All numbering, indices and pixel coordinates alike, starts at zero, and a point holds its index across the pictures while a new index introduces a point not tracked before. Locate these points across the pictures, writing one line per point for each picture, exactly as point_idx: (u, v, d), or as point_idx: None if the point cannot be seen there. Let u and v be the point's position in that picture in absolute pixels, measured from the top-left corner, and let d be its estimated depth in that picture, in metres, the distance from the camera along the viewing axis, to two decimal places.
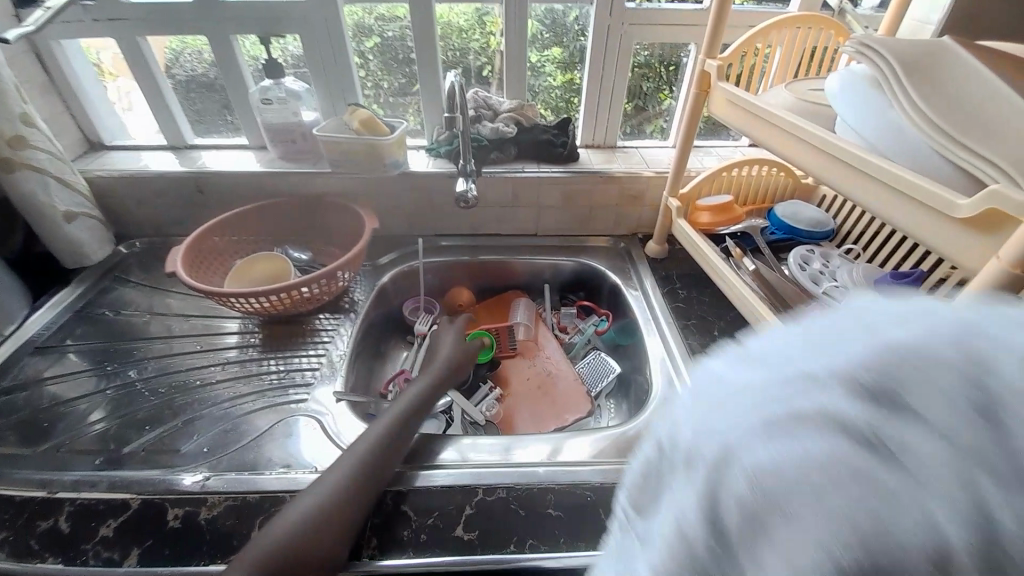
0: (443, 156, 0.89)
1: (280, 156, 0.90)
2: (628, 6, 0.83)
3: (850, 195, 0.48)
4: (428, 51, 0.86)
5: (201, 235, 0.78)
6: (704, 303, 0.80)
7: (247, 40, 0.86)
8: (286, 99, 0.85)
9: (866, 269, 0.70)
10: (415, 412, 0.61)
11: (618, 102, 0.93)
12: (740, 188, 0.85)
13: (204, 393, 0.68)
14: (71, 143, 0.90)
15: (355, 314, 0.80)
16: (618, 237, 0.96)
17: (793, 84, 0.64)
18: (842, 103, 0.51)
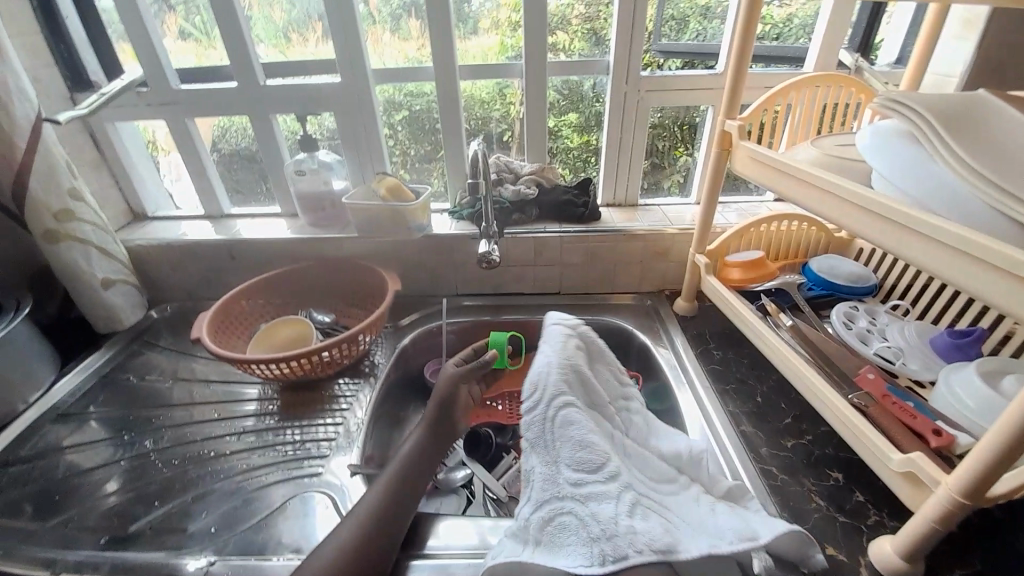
0: (465, 218, 0.91)
1: (308, 222, 0.93)
2: (643, 74, 0.86)
3: (896, 253, 0.45)
4: (452, 121, 0.90)
5: (228, 300, 0.79)
6: (741, 365, 0.74)
7: (285, 118, 0.93)
8: (317, 169, 0.88)
9: (919, 326, 0.65)
10: (416, 463, 0.58)
11: (636, 162, 0.95)
12: (770, 244, 0.82)
13: (218, 465, 0.65)
14: (116, 215, 0.96)
15: (374, 379, 0.78)
16: (644, 294, 0.93)
17: (818, 141, 0.63)
18: (877, 159, 0.49)
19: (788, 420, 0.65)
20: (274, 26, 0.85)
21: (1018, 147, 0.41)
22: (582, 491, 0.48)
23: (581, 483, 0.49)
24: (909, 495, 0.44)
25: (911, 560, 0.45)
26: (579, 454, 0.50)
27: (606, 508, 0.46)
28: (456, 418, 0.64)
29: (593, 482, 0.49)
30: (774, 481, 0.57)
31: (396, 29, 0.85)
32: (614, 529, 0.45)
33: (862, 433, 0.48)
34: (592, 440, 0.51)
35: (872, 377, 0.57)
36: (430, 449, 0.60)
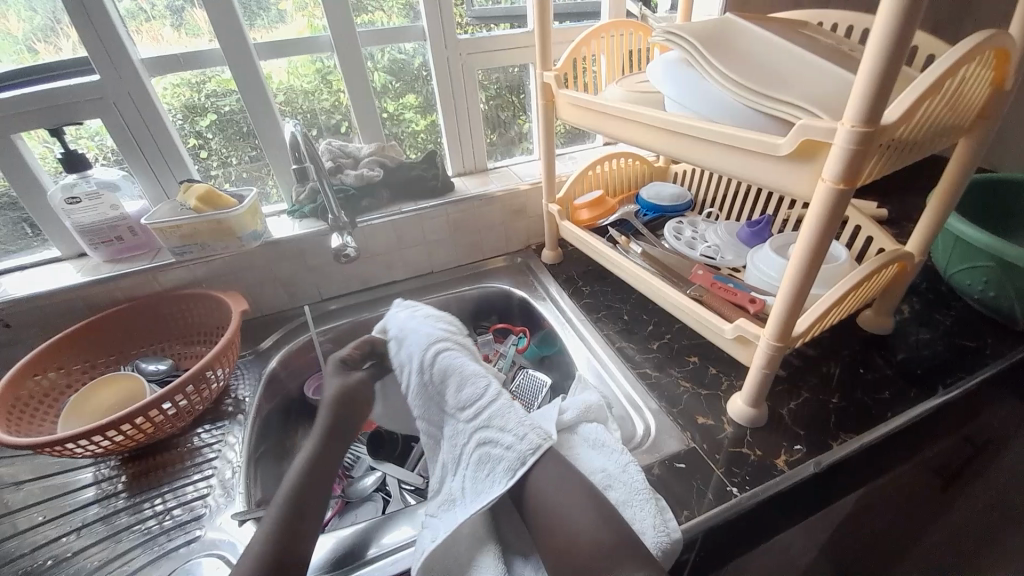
0: (309, 215, 0.82)
1: (106, 259, 0.76)
2: (460, 38, 0.86)
3: (694, 161, 0.52)
4: (265, 112, 0.80)
5: (10, 379, 0.62)
6: (607, 294, 0.82)
7: (34, 136, 0.73)
8: (98, 192, 0.71)
9: (728, 225, 0.78)
10: (311, 473, 0.53)
11: (476, 128, 0.95)
12: (608, 182, 0.90)
13: (62, 571, 0.52)
14: None
15: (244, 416, 0.68)
16: (513, 254, 0.96)
17: (623, 81, 0.69)
18: (666, 82, 0.56)
19: (652, 328, 0.73)
20: (10, 35, 0.67)
21: (760, 57, 0.50)
22: (485, 415, 0.51)
23: (482, 412, 0.51)
24: (744, 355, 0.53)
25: (755, 404, 0.55)
26: (466, 387, 0.53)
27: (506, 419, 0.50)
28: (354, 412, 0.61)
29: (479, 406, 0.52)
30: (649, 379, 0.64)
31: (179, 22, 0.72)
32: (520, 433, 0.49)
33: (702, 318, 0.56)
34: (470, 368, 0.54)
35: (702, 273, 0.66)
36: (329, 454, 0.56)
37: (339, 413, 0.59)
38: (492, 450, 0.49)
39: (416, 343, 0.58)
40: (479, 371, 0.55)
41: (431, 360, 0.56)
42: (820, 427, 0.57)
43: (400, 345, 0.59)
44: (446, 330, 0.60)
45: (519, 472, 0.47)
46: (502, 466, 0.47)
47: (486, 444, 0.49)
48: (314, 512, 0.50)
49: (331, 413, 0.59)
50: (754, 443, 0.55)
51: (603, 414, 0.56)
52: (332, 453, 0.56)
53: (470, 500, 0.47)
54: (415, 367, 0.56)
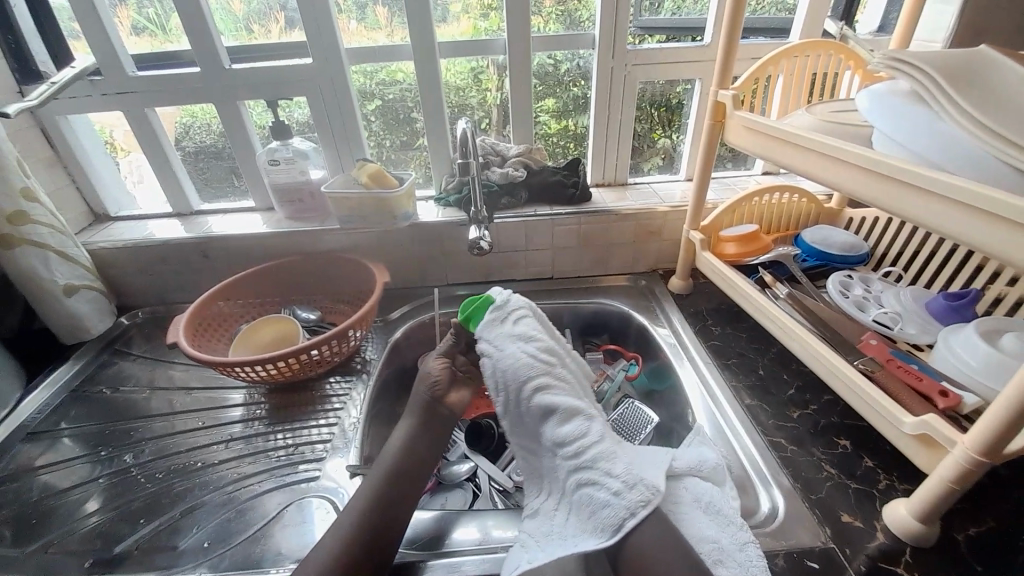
0: (452, 205, 0.88)
1: (285, 216, 0.89)
2: (630, 48, 0.84)
3: (901, 213, 0.45)
4: (435, 102, 0.86)
5: (204, 302, 0.75)
6: (741, 341, 0.74)
7: (255, 105, 0.87)
8: (293, 158, 0.83)
9: (914, 291, 0.66)
10: (403, 454, 0.54)
11: (624, 140, 0.92)
12: (764, 218, 0.81)
13: (208, 475, 0.62)
14: (76, 217, 0.89)
15: (368, 376, 0.75)
16: (638, 275, 0.92)
17: (817, 108, 0.62)
18: (883, 121, 0.49)
19: (792, 390, 0.65)
20: (235, 16, 0.80)
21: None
22: (587, 454, 0.47)
23: (582, 451, 0.47)
24: (924, 455, 0.44)
25: (928, 520, 0.45)
26: (562, 424, 0.50)
27: (612, 463, 0.46)
28: (450, 396, 0.59)
29: (578, 445, 0.48)
30: (783, 452, 0.57)
31: (363, 16, 0.81)
32: (628, 481, 0.44)
33: (873, 398, 0.48)
34: (567, 404, 0.50)
35: (875, 344, 0.58)
36: (420, 436, 0.56)
37: (437, 396, 0.58)
38: (596, 494, 0.45)
39: (511, 366, 0.53)
40: (579, 407, 0.51)
41: (529, 394, 0.52)
42: (1007, 569, 0.45)
43: (499, 355, 0.54)
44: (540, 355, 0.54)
45: (627, 525, 0.43)
46: (608, 515, 0.44)
47: (586, 484, 0.46)
48: (413, 491, 0.52)
49: (422, 394, 0.59)
50: (914, 567, 0.45)
51: (722, 474, 0.51)
52: (426, 437, 0.56)
53: (575, 538, 0.45)
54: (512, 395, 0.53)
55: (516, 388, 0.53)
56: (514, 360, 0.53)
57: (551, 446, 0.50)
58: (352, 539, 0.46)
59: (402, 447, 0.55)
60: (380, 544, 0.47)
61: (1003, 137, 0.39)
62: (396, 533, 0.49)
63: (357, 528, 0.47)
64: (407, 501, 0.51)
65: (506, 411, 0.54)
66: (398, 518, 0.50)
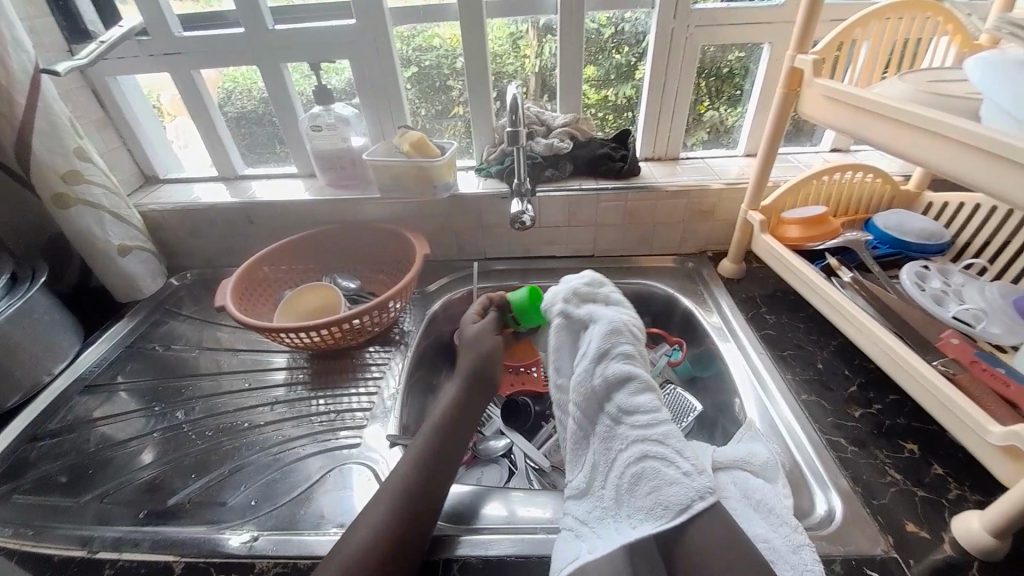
0: (493, 176, 0.85)
1: (326, 183, 0.88)
2: (692, 7, 0.76)
3: (1006, 198, 0.39)
4: (478, 67, 0.82)
5: (249, 267, 0.76)
6: (798, 331, 0.70)
7: (296, 67, 0.85)
8: (335, 125, 0.82)
9: (1003, 287, 0.60)
10: (445, 425, 0.54)
11: (679, 110, 0.86)
12: (831, 200, 0.75)
13: (254, 436, 0.64)
14: (127, 179, 0.92)
15: (406, 347, 0.75)
16: (685, 256, 0.88)
17: (908, 76, 0.55)
18: (999, 93, 0.43)
19: (852, 388, 0.61)
20: None
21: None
22: (657, 429, 0.45)
23: (659, 422, 0.46)
24: (1009, 470, 0.40)
25: (1002, 536, 0.42)
26: (637, 395, 0.48)
27: (683, 442, 0.44)
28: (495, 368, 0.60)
29: (653, 417, 0.46)
30: (843, 453, 0.53)
31: None
32: (699, 460, 0.43)
33: (955, 404, 0.44)
34: (645, 377, 0.49)
35: (957, 343, 0.53)
36: (461, 410, 0.56)
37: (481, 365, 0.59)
38: (664, 471, 0.43)
39: (602, 328, 0.52)
40: (653, 382, 0.49)
41: (610, 357, 0.50)
42: None
43: (589, 322, 0.54)
44: (631, 326, 0.54)
45: (696, 507, 0.41)
46: (676, 493, 0.41)
47: (649, 462, 0.44)
48: (453, 460, 0.52)
49: (470, 364, 0.59)
50: None
51: (775, 472, 0.48)
52: (468, 405, 0.57)
53: (633, 519, 0.43)
54: (590, 356, 0.51)
55: (597, 352, 0.51)
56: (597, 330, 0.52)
57: (616, 417, 0.48)
58: (391, 502, 0.47)
59: (444, 416, 0.55)
60: (423, 511, 0.47)
61: None
62: (437, 501, 0.49)
63: (397, 492, 0.48)
64: (448, 472, 0.51)
65: (579, 376, 0.51)
66: (440, 486, 0.50)
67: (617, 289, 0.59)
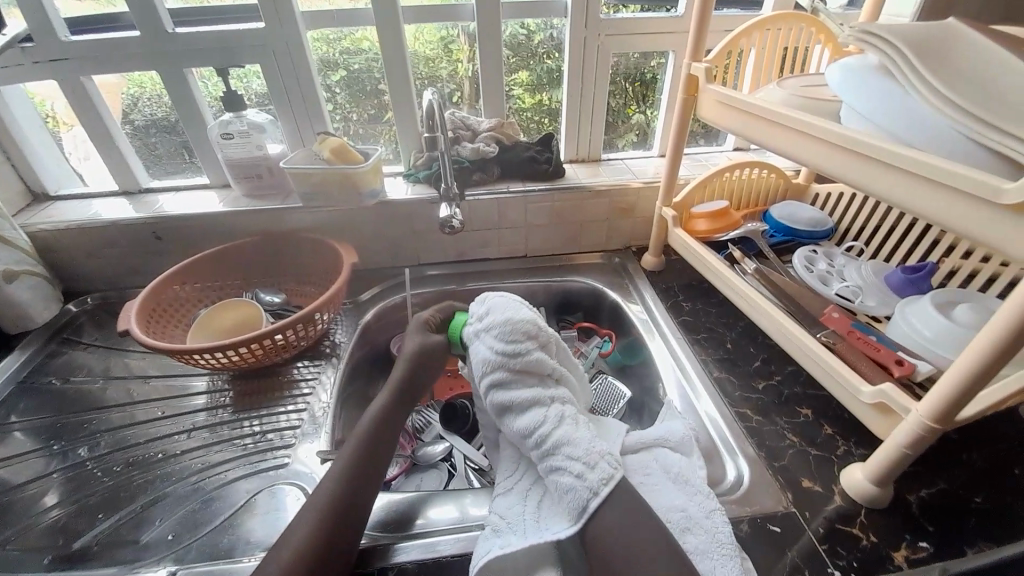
0: (422, 181, 0.85)
1: (244, 194, 0.84)
2: (604, 17, 0.81)
3: (864, 188, 0.45)
4: (401, 73, 0.81)
5: (158, 286, 0.71)
6: (711, 316, 0.76)
7: (204, 71, 0.81)
8: (248, 132, 0.78)
9: (875, 266, 0.68)
10: (371, 441, 0.53)
11: (598, 114, 0.91)
12: (734, 195, 0.82)
13: (171, 466, 0.60)
14: (10, 197, 0.82)
15: (338, 359, 0.73)
16: (612, 252, 0.92)
17: (787, 82, 0.62)
18: (854, 94, 0.50)
19: (759, 364, 0.67)
20: None
21: (1000, 88, 0.41)
22: (549, 441, 0.46)
23: (545, 438, 0.47)
24: (882, 424, 0.46)
25: (881, 484, 0.48)
26: (521, 419, 0.49)
27: (573, 447, 0.45)
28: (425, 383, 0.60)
29: (542, 431, 0.47)
30: (750, 422, 0.59)
31: None
32: (591, 461, 0.44)
33: (836, 370, 0.50)
34: (521, 400, 0.49)
35: (838, 317, 0.59)
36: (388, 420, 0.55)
37: (411, 376, 0.59)
38: (561, 478, 0.45)
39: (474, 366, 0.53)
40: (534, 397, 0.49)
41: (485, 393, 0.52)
42: (952, 526, 0.48)
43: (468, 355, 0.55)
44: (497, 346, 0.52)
45: (592, 506, 0.43)
46: (573, 497, 0.43)
47: (551, 468, 0.45)
48: (376, 476, 0.51)
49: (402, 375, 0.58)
50: (868, 527, 0.48)
51: (692, 446, 0.53)
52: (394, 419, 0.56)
53: (547, 522, 0.45)
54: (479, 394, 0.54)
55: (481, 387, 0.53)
56: (483, 360, 0.52)
57: (514, 435, 0.49)
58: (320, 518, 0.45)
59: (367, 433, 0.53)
60: (342, 530, 0.45)
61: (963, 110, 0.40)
62: (357, 519, 0.47)
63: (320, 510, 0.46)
64: (371, 491, 0.50)
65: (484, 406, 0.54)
66: (361, 503, 0.48)
67: (500, 299, 0.56)
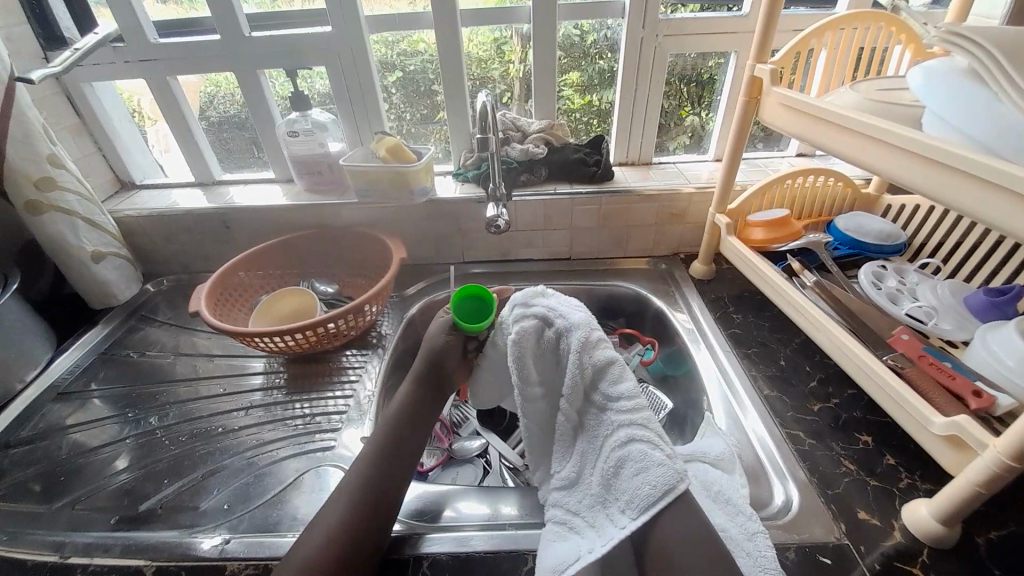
0: (470, 180, 0.87)
1: (305, 189, 0.88)
2: (662, 17, 0.79)
3: (943, 202, 0.42)
4: (455, 74, 0.83)
5: (225, 272, 0.76)
6: (763, 329, 0.72)
7: (274, 74, 0.86)
8: (312, 130, 0.83)
9: (952, 285, 0.63)
10: (402, 422, 0.56)
11: (651, 118, 0.89)
12: (794, 203, 0.78)
13: (227, 440, 0.64)
14: (102, 184, 0.91)
15: (383, 350, 0.76)
16: (659, 258, 0.90)
17: (861, 85, 0.58)
18: (935, 99, 0.46)
19: (814, 383, 0.63)
20: None
21: None
22: (640, 414, 0.48)
23: (632, 411, 0.48)
24: (951, 459, 0.42)
25: (948, 522, 0.44)
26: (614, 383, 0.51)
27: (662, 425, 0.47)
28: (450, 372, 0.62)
29: (633, 403, 0.48)
30: (801, 445, 0.56)
31: None
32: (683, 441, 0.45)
33: (900, 398, 0.46)
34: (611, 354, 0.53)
35: (907, 339, 0.55)
36: (408, 422, 0.56)
37: (434, 366, 0.61)
38: (649, 453, 0.45)
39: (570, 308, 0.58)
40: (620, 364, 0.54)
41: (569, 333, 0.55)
42: None
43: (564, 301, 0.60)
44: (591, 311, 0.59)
45: (680, 486, 0.43)
46: (659, 474, 0.43)
47: (635, 449, 0.45)
48: (410, 454, 0.54)
49: (426, 366, 0.61)
50: (931, 568, 0.44)
51: (732, 465, 0.51)
52: (424, 403, 0.59)
53: (621, 510, 0.44)
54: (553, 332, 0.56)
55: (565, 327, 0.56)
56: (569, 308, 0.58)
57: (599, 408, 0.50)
58: (352, 494, 0.48)
59: (397, 415, 0.56)
60: (383, 506, 0.48)
61: None
62: (396, 495, 0.50)
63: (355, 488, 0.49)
64: (408, 471, 0.53)
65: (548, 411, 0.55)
66: (400, 481, 0.51)
67: None
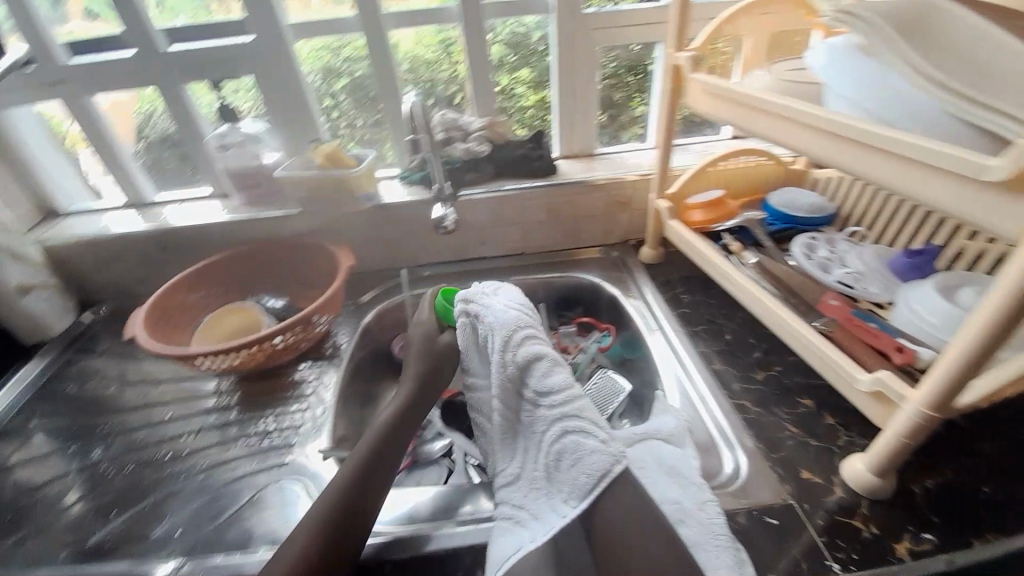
0: (416, 183, 0.86)
1: (243, 203, 0.85)
2: (587, 11, 0.81)
3: (852, 171, 0.44)
4: (388, 78, 0.83)
5: (162, 296, 0.73)
6: (710, 307, 0.75)
7: (199, 88, 0.82)
8: (245, 142, 0.80)
9: (876, 251, 0.67)
10: (393, 428, 0.57)
11: (589, 110, 0.90)
12: (730, 183, 0.81)
13: (180, 465, 0.62)
14: (24, 214, 0.84)
15: (338, 360, 0.75)
16: (610, 246, 0.92)
17: (775, 67, 0.61)
18: (836, 76, 0.48)
19: (759, 354, 0.66)
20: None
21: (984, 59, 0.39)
22: (571, 404, 0.48)
23: (564, 403, 0.48)
24: (879, 413, 0.45)
25: (882, 474, 0.47)
26: (546, 376, 0.50)
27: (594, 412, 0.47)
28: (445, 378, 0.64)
29: (564, 395, 0.49)
30: (749, 414, 0.58)
31: None
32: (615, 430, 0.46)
33: (831, 361, 0.49)
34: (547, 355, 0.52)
35: (836, 305, 0.58)
36: (396, 428, 0.57)
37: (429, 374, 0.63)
38: (583, 442, 0.46)
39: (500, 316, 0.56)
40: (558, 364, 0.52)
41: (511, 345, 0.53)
42: (961, 520, 0.47)
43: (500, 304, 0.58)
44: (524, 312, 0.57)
45: (613, 471, 0.44)
46: (595, 462, 0.45)
47: (571, 437, 0.47)
48: (394, 458, 0.55)
49: (419, 373, 0.63)
50: (869, 517, 0.47)
51: (684, 439, 0.52)
52: (412, 409, 0.60)
53: (561, 495, 0.47)
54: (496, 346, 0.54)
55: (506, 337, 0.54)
56: (503, 316, 0.56)
57: (532, 402, 0.51)
58: (336, 498, 0.49)
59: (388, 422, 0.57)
60: (367, 508, 0.49)
61: (949, 86, 0.38)
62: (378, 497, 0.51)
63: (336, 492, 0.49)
64: (391, 474, 0.54)
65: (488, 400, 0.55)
66: (384, 482, 0.53)
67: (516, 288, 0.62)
